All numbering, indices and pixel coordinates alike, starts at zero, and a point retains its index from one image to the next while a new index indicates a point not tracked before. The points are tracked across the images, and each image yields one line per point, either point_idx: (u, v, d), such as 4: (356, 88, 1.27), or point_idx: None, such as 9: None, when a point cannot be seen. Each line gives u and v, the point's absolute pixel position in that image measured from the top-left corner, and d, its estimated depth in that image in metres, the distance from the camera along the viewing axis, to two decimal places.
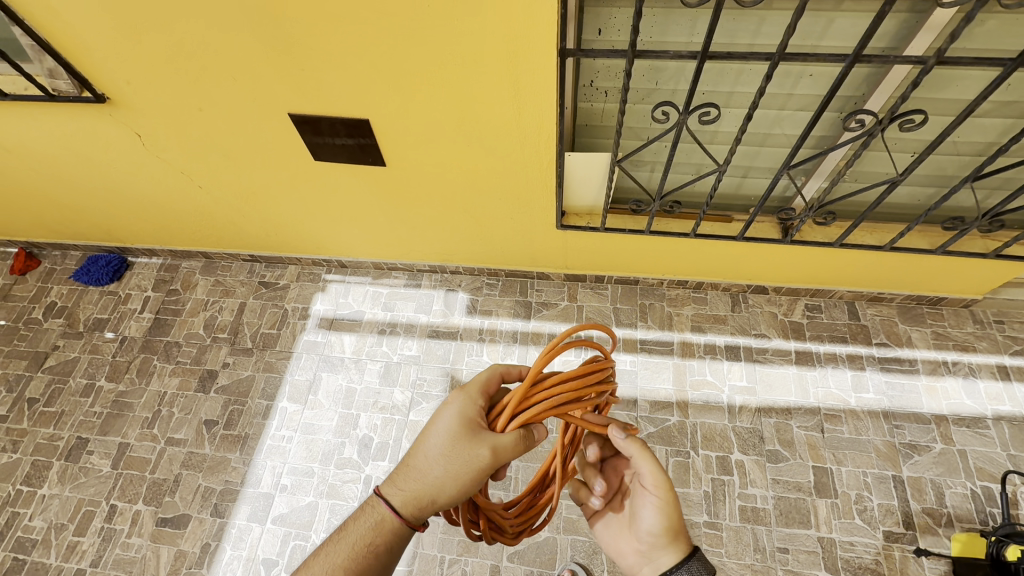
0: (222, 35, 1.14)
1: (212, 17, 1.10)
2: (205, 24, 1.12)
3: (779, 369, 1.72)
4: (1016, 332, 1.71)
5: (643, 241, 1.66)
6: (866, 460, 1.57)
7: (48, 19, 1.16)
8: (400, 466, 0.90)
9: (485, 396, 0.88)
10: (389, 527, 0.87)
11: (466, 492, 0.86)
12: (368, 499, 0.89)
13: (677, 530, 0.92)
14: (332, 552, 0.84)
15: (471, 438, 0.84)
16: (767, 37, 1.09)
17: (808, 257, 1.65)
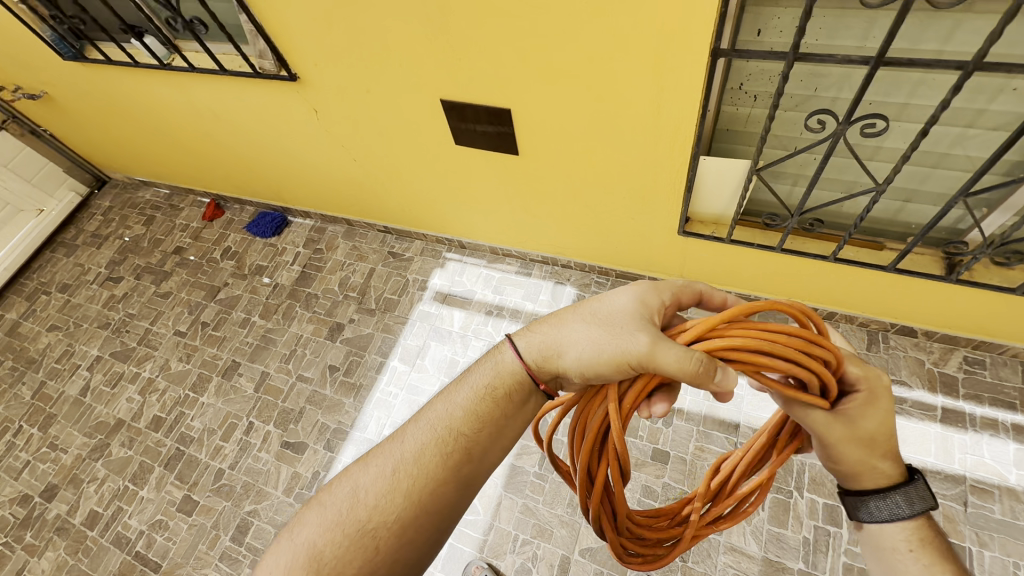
0: (398, 25, 1.28)
1: (392, 10, 1.25)
2: (387, 14, 1.26)
3: (918, 424, 1.51)
4: None
5: (772, 259, 1.55)
6: (1019, 549, 1.32)
7: (267, 9, 1.40)
8: (543, 320, 0.93)
9: (672, 296, 0.87)
10: (511, 375, 0.92)
11: (594, 367, 0.83)
12: (502, 343, 0.96)
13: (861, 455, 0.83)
14: (456, 393, 0.93)
15: (628, 317, 0.82)
16: (960, 45, 0.96)
17: (977, 302, 1.42)
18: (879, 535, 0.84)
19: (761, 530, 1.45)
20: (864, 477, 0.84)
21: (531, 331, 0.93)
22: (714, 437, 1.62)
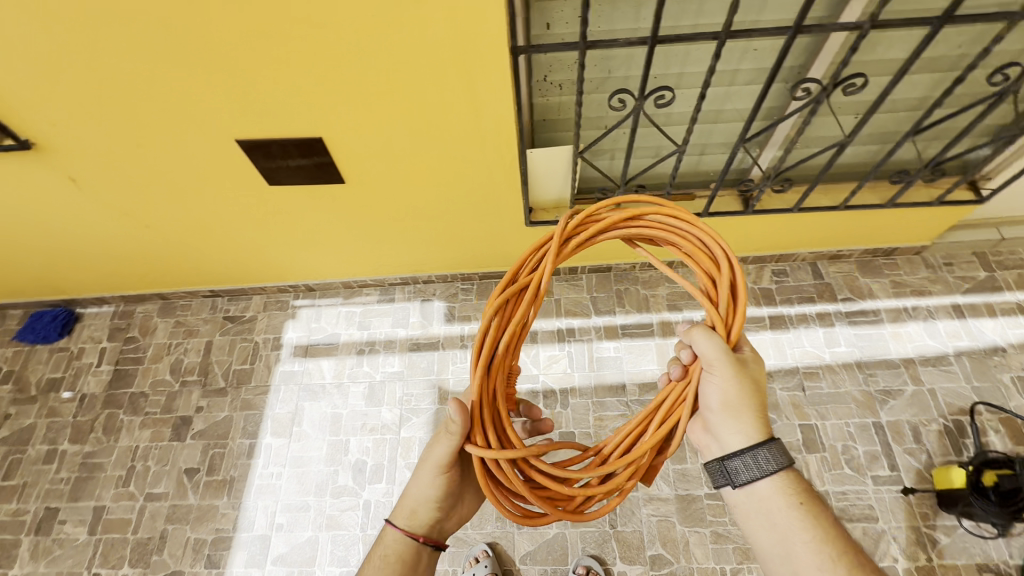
0: (156, 63, 1.07)
1: (141, 47, 1.04)
2: (136, 52, 1.05)
3: (756, 336, 1.77)
4: (964, 273, 1.83)
5: None
6: (847, 411, 1.64)
7: None
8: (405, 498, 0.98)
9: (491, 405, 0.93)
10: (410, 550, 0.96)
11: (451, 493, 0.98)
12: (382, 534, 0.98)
13: (740, 406, 0.88)
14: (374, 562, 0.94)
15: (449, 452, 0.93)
16: (710, 17, 1.11)
17: (770, 225, 1.70)
18: (768, 498, 0.86)
19: (668, 472, 1.59)
20: (739, 429, 0.88)
21: (402, 511, 0.98)
22: (609, 403, 1.71)
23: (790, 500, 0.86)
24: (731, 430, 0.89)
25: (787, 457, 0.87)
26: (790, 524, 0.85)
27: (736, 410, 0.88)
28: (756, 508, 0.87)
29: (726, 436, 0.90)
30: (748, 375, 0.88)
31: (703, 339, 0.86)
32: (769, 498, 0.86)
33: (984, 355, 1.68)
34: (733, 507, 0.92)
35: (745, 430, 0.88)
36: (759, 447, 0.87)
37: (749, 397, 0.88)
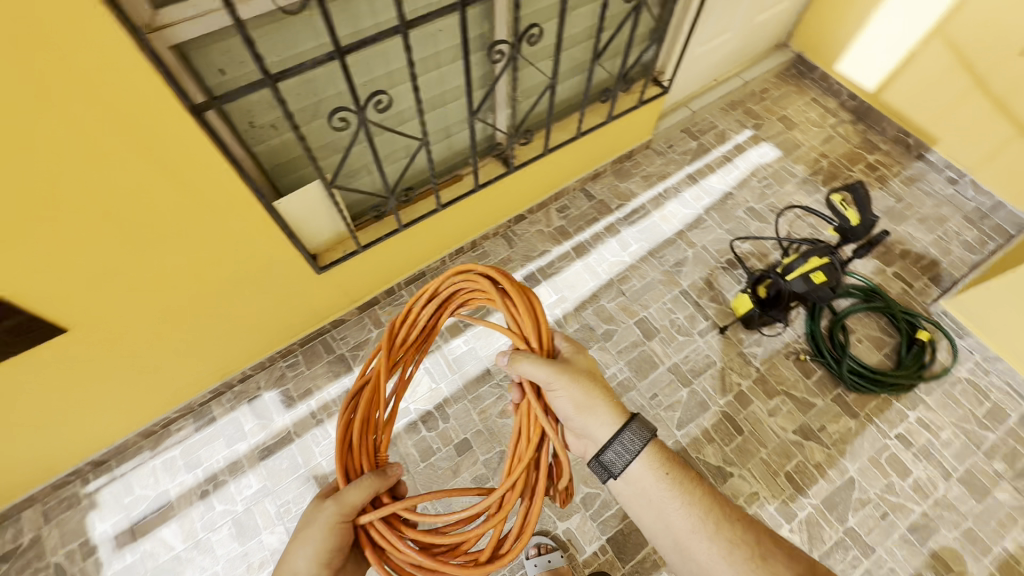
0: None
1: None
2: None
3: (570, 269, 1.96)
4: (683, 148, 2.24)
5: (405, 237, 1.65)
6: (660, 293, 1.91)
7: None
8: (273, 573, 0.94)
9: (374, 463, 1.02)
10: None
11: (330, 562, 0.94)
12: None
13: (592, 403, 1.01)
14: None
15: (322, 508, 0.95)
16: (384, 12, 1.10)
17: (535, 174, 1.85)
18: (642, 477, 1.00)
19: None
20: (600, 422, 1.01)
21: None
22: (484, 393, 1.74)
23: (659, 473, 0.99)
24: (597, 425, 1.01)
25: (649, 430, 1.00)
26: (663, 494, 0.99)
27: (591, 411, 1.01)
28: (636, 489, 1.01)
29: (593, 432, 1.02)
30: (583, 374, 1.00)
31: (527, 365, 0.95)
32: (642, 477, 1.00)
33: (722, 203, 2.10)
34: (622, 497, 1.05)
35: (605, 420, 1.01)
36: (623, 432, 0.99)
37: (596, 395, 1.01)
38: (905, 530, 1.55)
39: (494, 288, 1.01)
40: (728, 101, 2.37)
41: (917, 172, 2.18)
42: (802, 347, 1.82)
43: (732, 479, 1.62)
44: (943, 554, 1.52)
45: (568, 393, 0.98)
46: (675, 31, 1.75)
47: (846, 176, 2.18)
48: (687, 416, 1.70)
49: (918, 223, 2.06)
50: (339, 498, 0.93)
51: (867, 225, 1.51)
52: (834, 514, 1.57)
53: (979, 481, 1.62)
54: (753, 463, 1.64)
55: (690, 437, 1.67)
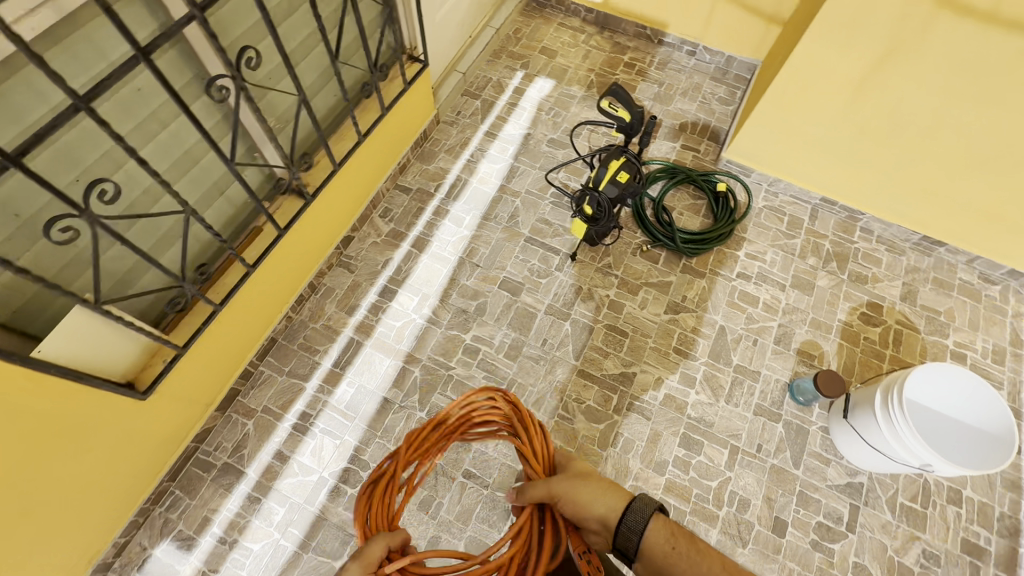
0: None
1: None
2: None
3: (420, 266, 1.93)
4: (470, 110, 2.27)
5: (230, 314, 1.50)
6: (509, 249, 1.96)
7: None
8: None
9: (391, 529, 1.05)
10: None
11: None
12: None
13: (597, 499, 1.01)
14: None
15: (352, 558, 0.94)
16: (52, 95, 0.93)
17: (338, 192, 1.76)
18: (654, 551, 0.93)
19: None
20: (603, 506, 1.00)
21: None
22: (392, 422, 1.67)
23: (666, 550, 0.92)
24: (597, 506, 1.00)
25: (654, 505, 0.97)
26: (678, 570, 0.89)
27: (596, 496, 1.01)
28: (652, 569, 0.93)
29: (602, 518, 0.99)
30: (582, 479, 1.04)
31: (541, 486, 1.07)
32: (653, 554, 0.93)
33: (525, 146, 2.19)
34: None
35: (608, 503, 1.00)
36: (625, 513, 0.96)
37: (603, 491, 1.02)
38: (773, 345, 1.83)
39: (512, 415, 1.23)
40: (491, 52, 2.43)
41: (664, 56, 2.46)
42: (642, 240, 2.00)
43: (636, 376, 1.76)
44: (805, 348, 1.82)
45: (575, 486, 1.03)
46: (404, 4, 1.70)
47: (613, 81, 2.38)
48: (579, 345, 1.81)
49: (682, 98, 2.34)
50: (359, 555, 0.93)
51: (638, 117, 1.64)
52: (721, 362, 1.79)
53: (805, 279, 1.94)
54: (646, 354, 1.80)
55: (589, 361, 1.78)
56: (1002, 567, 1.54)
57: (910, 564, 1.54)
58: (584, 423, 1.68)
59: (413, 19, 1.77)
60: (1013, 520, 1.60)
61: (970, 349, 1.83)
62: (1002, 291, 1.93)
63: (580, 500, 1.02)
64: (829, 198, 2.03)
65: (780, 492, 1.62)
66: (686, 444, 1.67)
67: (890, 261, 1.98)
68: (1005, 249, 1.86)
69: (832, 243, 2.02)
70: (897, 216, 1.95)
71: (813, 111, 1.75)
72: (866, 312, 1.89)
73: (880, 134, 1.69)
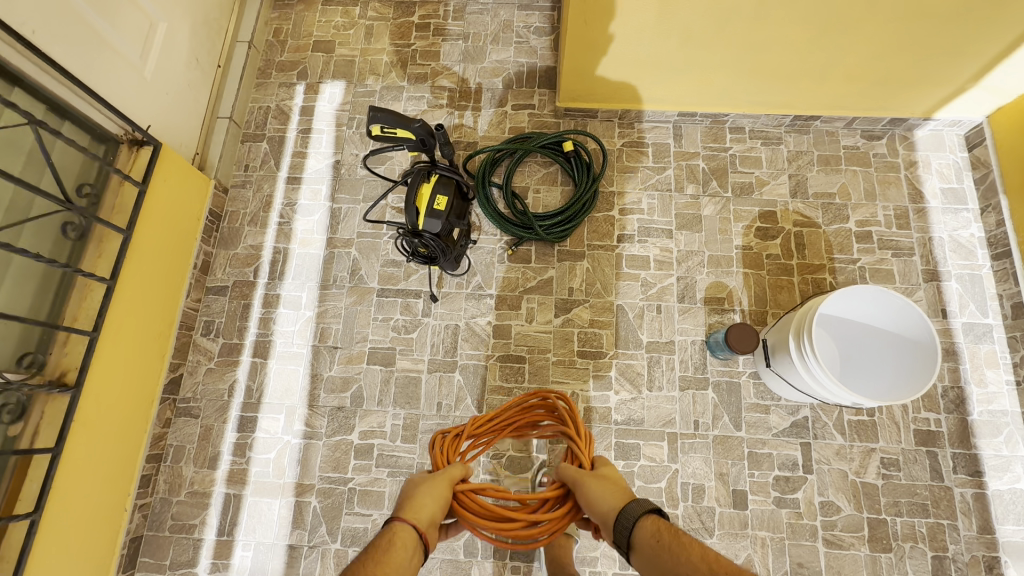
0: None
1: None
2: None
3: (271, 378, 1.62)
4: (258, 159, 1.84)
5: (48, 564, 1.23)
6: (364, 313, 1.66)
7: None
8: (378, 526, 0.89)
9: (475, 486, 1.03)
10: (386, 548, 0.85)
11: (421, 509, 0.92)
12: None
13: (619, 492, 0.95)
14: None
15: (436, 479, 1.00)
16: None
17: (121, 349, 1.41)
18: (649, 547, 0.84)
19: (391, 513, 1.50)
20: (607, 502, 0.93)
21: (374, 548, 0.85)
22: (308, 569, 1.46)
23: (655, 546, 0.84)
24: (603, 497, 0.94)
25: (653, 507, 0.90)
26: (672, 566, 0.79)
27: (602, 494, 0.94)
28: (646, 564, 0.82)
29: (606, 514, 0.92)
30: (613, 478, 1.00)
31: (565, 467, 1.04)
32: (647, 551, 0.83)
33: (338, 178, 1.80)
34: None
35: (613, 502, 0.93)
36: (633, 505, 0.90)
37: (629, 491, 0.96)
38: (678, 304, 1.63)
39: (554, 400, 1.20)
40: (256, 71, 1.94)
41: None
42: (504, 241, 1.71)
43: None
44: (711, 294, 1.64)
45: (593, 481, 0.97)
46: (66, 94, 1.25)
47: (411, 54, 1.95)
48: (477, 393, 1.58)
49: (495, 47, 1.94)
50: (430, 480, 0.99)
51: (424, 131, 1.27)
52: (632, 346, 1.60)
53: (689, 215, 1.72)
54: (551, 372, 1.59)
55: (495, 407, 1.56)
56: (956, 444, 1.49)
57: (872, 480, 1.47)
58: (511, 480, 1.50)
59: (95, 106, 1.32)
60: (956, 390, 1.53)
61: (875, 224, 1.68)
62: (890, 143, 1.74)
63: (591, 491, 0.96)
64: (686, 111, 1.74)
65: (730, 463, 1.50)
66: (623, 453, 1.52)
67: (771, 155, 1.76)
68: (877, 101, 1.65)
69: (705, 160, 1.76)
70: (759, 104, 1.71)
71: (619, 34, 1.44)
72: (761, 226, 1.69)
73: (711, 31, 1.40)
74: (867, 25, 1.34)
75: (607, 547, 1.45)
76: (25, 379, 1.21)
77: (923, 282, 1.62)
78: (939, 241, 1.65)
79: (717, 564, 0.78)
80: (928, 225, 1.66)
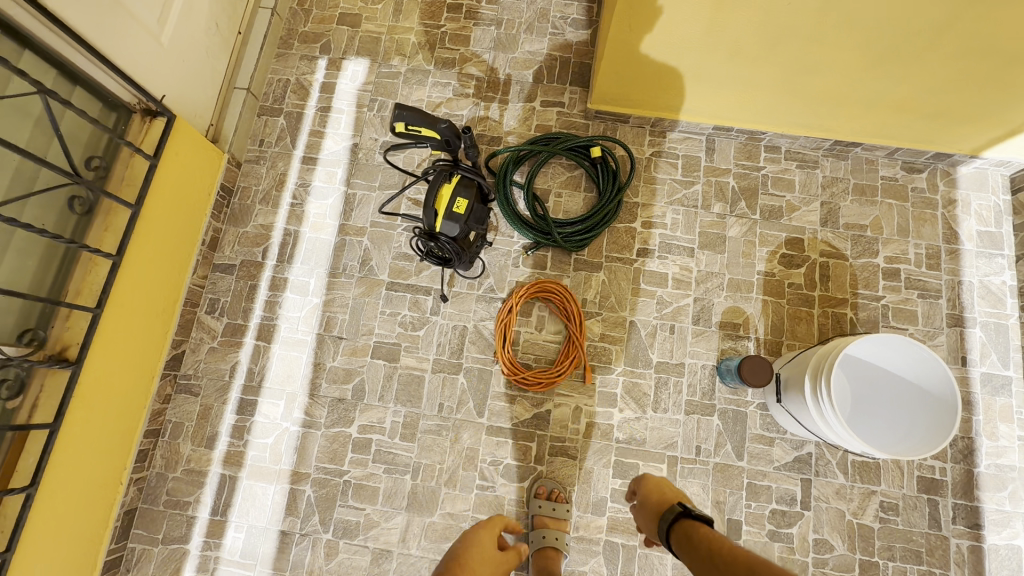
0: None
1: None
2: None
3: (273, 362, 1.60)
4: (275, 134, 1.79)
5: (42, 537, 1.23)
6: (372, 305, 1.63)
7: None
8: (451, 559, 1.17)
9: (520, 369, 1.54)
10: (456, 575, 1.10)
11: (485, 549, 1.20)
12: None
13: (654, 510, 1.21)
14: None
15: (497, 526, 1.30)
16: None
17: (125, 324, 1.40)
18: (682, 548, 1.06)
19: (383, 510, 1.49)
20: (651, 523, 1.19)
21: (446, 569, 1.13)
22: (298, 557, 1.46)
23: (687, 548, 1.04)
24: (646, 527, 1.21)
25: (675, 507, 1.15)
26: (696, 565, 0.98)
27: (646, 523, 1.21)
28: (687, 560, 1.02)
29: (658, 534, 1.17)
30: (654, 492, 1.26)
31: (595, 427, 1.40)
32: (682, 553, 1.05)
33: (355, 162, 1.75)
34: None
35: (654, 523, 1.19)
36: (662, 521, 1.14)
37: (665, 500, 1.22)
38: (692, 326, 1.60)
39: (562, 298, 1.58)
40: (278, 41, 1.87)
41: None
42: (520, 244, 1.67)
43: (551, 414, 1.54)
44: (727, 318, 1.60)
45: (641, 507, 1.25)
46: (79, 59, 1.19)
47: (440, 37, 1.87)
48: (480, 397, 1.56)
49: (528, 36, 1.85)
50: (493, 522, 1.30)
51: (450, 131, 1.22)
52: (640, 364, 1.57)
53: (713, 234, 1.67)
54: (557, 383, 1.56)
55: (496, 414, 1.54)
56: (959, 495, 1.47)
57: (869, 523, 1.46)
58: (506, 487, 1.49)
59: (107, 74, 1.26)
60: (966, 441, 1.50)
61: (904, 261, 1.62)
62: (931, 177, 1.67)
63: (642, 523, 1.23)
64: (722, 126, 1.67)
65: (728, 492, 1.49)
66: (621, 472, 1.50)
67: (805, 179, 1.69)
68: (924, 135, 1.57)
69: (736, 178, 1.70)
70: (800, 126, 1.63)
71: (662, 39, 1.36)
72: (786, 253, 1.64)
73: (758, 49, 1.32)
74: (929, 56, 1.26)
75: (596, 563, 1.45)
76: (25, 355, 1.19)
77: (946, 326, 1.58)
78: (969, 286, 1.60)
79: (715, 547, 0.97)
80: (959, 268, 1.61)
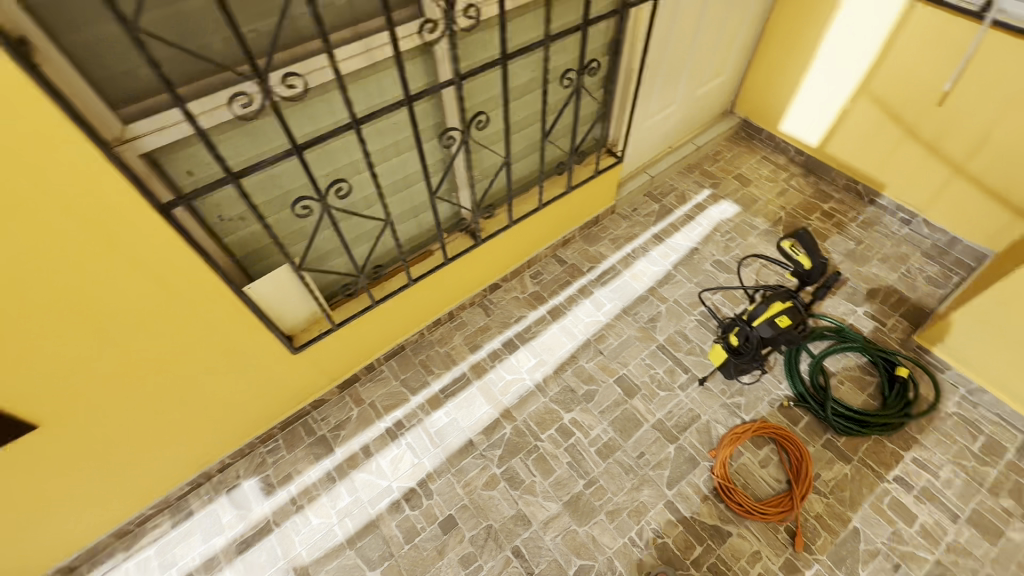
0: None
1: None
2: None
3: (546, 334, 1.99)
4: (647, 210, 2.34)
5: (381, 315, 1.74)
6: (637, 348, 1.93)
7: None
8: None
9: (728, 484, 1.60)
10: None
11: None
12: None
13: None
14: None
15: None
16: (337, 114, 1.17)
17: (504, 245, 1.96)
18: None
19: (546, 489, 1.65)
20: None
21: None
22: (467, 465, 1.70)
23: None
24: None
25: None
26: None
27: None
28: None
29: None
30: None
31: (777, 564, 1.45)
32: None
33: (689, 258, 2.17)
34: None
35: None
36: None
37: None
38: None
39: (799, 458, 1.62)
40: (685, 165, 2.51)
41: (872, 216, 2.27)
42: (784, 393, 1.80)
43: (731, 538, 1.54)
44: None
45: None
46: (620, 108, 1.88)
47: (803, 225, 2.27)
48: (676, 474, 1.65)
49: (880, 263, 2.11)
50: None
51: (819, 269, 1.54)
52: (842, 570, 1.48)
53: (991, 521, 1.53)
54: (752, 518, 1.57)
55: (682, 498, 1.61)
56: None
57: None
58: (653, 560, 1.51)
59: (620, 121, 1.93)
60: None
61: None
62: None
63: None
64: None
65: None
66: None
67: None
68: None
69: None
70: None
71: None
72: None
73: None
74: None
75: None
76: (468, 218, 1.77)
77: None
78: None
79: None
80: None
